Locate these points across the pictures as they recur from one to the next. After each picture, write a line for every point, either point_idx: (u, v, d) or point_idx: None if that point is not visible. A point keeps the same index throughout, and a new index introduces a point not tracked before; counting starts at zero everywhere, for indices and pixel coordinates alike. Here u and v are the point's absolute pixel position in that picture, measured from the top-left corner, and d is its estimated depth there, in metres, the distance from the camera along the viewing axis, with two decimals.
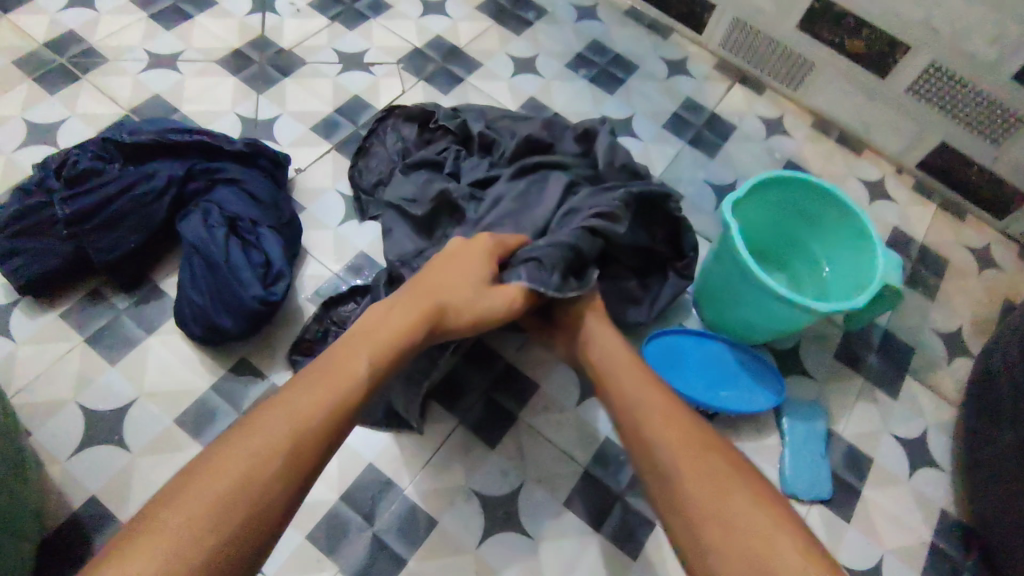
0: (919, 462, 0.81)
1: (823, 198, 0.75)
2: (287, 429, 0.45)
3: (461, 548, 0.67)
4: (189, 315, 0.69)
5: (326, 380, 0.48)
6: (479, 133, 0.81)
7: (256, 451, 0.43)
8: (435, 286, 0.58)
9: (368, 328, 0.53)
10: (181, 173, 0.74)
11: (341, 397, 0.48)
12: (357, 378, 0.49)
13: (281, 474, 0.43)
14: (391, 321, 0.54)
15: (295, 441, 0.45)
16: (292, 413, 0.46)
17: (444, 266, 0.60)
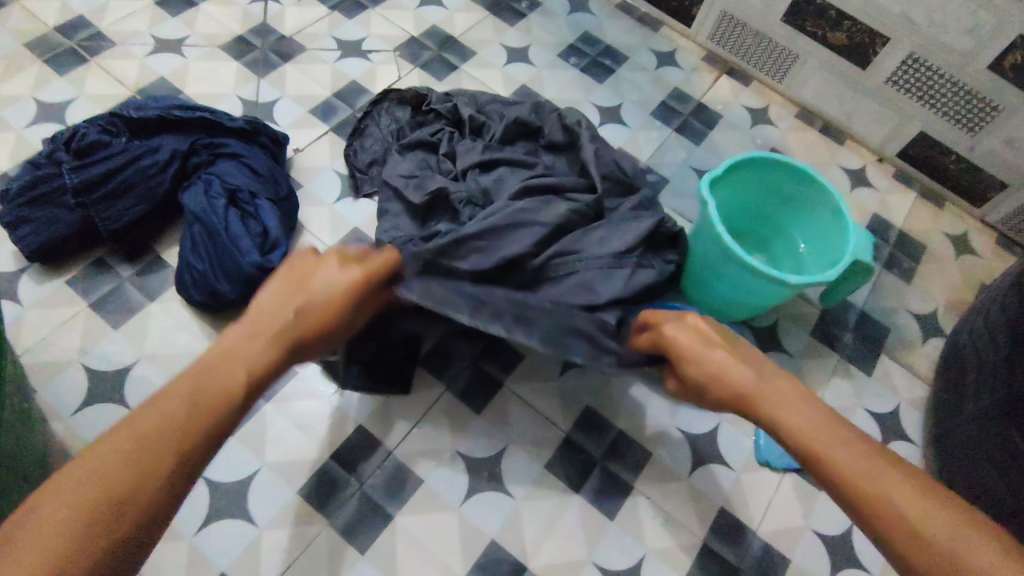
0: (891, 436, 0.84)
1: (799, 178, 0.78)
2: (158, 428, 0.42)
3: (445, 506, 0.70)
4: (190, 282, 0.72)
5: (202, 385, 0.45)
6: (471, 116, 0.86)
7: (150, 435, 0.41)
8: (304, 296, 0.52)
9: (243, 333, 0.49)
10: (185, 148, 0.77)
11: (219, 401, 0.45)
12: (230, 391, 0.45)
13: (156, 477, 0.40)
14: (264, 335, 0.49)
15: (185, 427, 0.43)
16: (159, 422, 0.42)
17: (304, 279, 0.53)
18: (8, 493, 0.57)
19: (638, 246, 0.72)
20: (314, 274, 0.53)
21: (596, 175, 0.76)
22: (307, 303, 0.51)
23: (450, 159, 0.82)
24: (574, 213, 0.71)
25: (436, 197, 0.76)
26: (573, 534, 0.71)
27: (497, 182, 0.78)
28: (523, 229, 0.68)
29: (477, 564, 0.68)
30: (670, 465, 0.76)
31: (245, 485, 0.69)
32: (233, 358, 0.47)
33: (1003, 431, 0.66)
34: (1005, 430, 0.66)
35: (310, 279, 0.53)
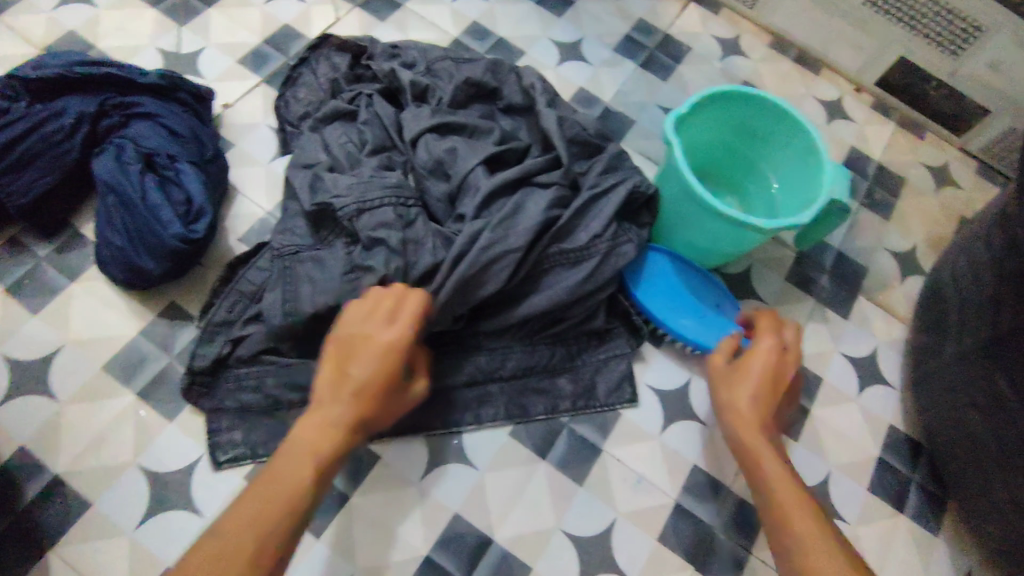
0: (867, 380, 0.81)
1: (750, 103, 0.72)
2: (249, 528, 0.46)
3: (404, 482, 0.67)
4: (109, 258, 0.65)
5: (281, 477, 0.49)
6: (414, 78, 0.79)
7: (235, 534, 0.45)
8: (342, 383, 0.53)
9: (331, 426, 0.52)
10: (93, 109, 0.69)
11: (266, 528, 0.46)
12: (304, 483, 0.49)
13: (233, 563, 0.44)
14: (317, 423, 0.52)
15: (264, 522, 0.46)
16: (260, 518, 0.46)
17: (342, 362, 0.55)
18: None
19: (609, 227, 0.68)
20: (361, 343, 0.55)
21: (561, 145, 0.71)
22: (347, 384, 0.53)
23: (392, 128, 0.75)
24: (551, 208, 0.67)
25: (324, 207, 0.66)
26: (541, 503, 0.68)
27: (451, 153, 0.71)
28: (498, 262, 0.64)
29: (440, 539, 0.65)
30: (640, 424, 0.73)
31: (187, 473, 0.65)
32: (298, 453, 0.50)
33: (997, 382, 0.62)
34: (1008, 382, 0.60)
35: (360, 349, 0.55)
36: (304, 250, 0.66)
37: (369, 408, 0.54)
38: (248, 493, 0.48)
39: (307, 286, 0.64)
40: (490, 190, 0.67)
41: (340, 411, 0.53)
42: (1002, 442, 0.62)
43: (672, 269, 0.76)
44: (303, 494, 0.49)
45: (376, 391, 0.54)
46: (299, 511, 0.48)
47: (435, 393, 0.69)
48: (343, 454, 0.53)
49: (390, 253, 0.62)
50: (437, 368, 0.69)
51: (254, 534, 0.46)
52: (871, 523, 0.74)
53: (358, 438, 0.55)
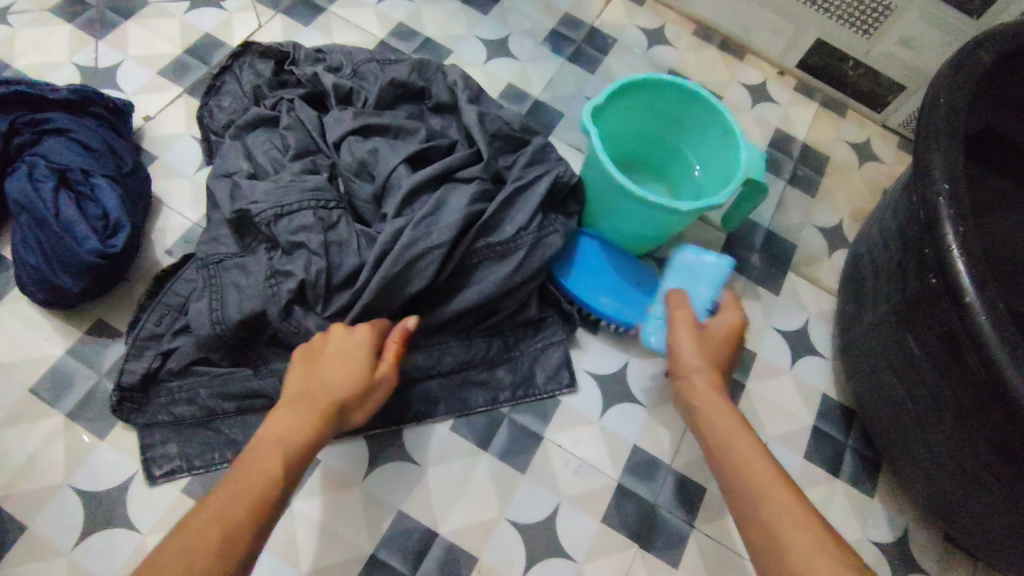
0: (800, 352, 0.84)
1: (665, 90, 0.74)
2: (214, 516, 0.46)
3: (346, 484, 0.67)
4: (26, 279, 0.64)
5: (248, 473, 0.49)
6: (336, 82, 0.79)
7: (210, 526, 0.46)
8: (321, 376, 0.56)
9: (285, 418, 0.54)
10: (3, 129, 0.67)
11: (238, 514, 0.47)
12: (274, 471, 0.50)
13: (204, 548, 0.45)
14: (299, 412, 0.54)
15: (236, 517, 0.47)
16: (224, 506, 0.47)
17: (319, 359, 0.58)
18: None
19: (534, 219, 0.70)
20: (334, 343, 0.59)
21: (482, 141, 0.73)
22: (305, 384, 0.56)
23: (315, 131, 0.75)
24: (473, 203, 0.68)
25: (242, 214, 0.66)
26: (484, 494, 0.68)
27: (373, 154, 0.72)
28: (422, 259, 0.65)
29: (385, 538, 0.65)
30: (580, 410, 0.74)
31: (122, 490, 0.64)
32: (266, 444, 0.52)
33: (908, 345, 0.65)
34: (916, 341, 0.63)
35: (333, 348, 0.58)
36: (228, 258, 0.67)
37: (337, 396, 0.55)
38: (225, 487, 0.49)
39: (233, 293, 0.64)
40: (411, 188, 0.68)
41: (297, 402, 0.55)
42: (920, 402, 0.65)
43: (593, 247, 0.78)
44: (273, 484, 0.50)
45: (321, 381, 0.56)
46: (268, 497, 0.49)
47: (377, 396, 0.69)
48: (314, 443, 0.54)
49: (311, 256, 0.64)
50: None
51: (223, 520, 0.46)
52: (808, 490, 0.77)
53: (333, 430, 0.56)
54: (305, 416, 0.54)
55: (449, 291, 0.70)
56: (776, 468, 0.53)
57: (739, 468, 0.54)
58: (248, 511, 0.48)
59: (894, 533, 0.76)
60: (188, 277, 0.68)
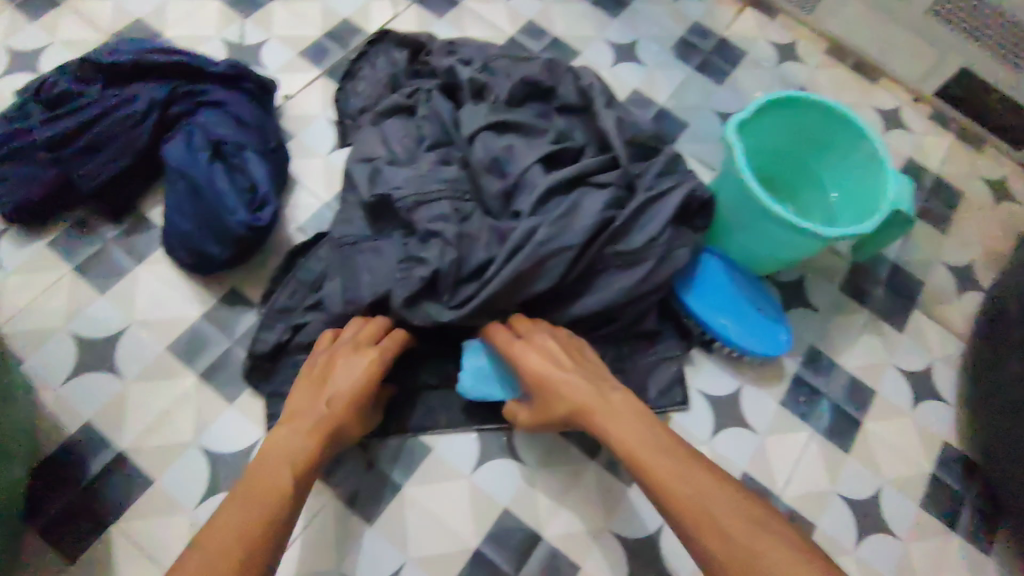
0: (922, 395, 0.80)
1: (810, 110, 0.71)
2: (232, 528, 0.48)
3: (455, 475, 0.68)
4: (176, 243, 0.67)
5: (258, 489, 0.51)
6: (472, 76, 0.80)
7: (231, 537, 0.48)
8: (328, 393, 0.59)
9: (287, 435, 0.56)
10: (163, 96, 0.70)
11: (257, 522, 0.49)
12: (283, 486, 0.52)
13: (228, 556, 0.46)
14: (300, 431, 0.56)
15: (253, 527, 0.49)
16: (239, 517, 0.49)
17: (324, 378, 0.61)
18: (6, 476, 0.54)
19: (665, 230, 0.68)
20: (333, 369, 0.61)
21: (619, 146, 0.72)
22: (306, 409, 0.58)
23: (449, 124, 0.75)
24: (607, 209, 0.67)
25: (382, 198, 0.67)
26: (589, 503, 0.68)
27: (508, 151, 0.72)
28: (552, 259, 0.65)
29: (490, 534, 0.65)
30: (689, 429, 0.74)
31: (245, 455, 0.66)
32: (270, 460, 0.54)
33: None
34: None
35: (333, 373, 0.61)
36: (363, 240, 0.67)
37: (343, 413, 0.59)
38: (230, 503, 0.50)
39: (366, 275, 0.65)
40: (547, 188, 0.68)
41: (300, 420, 0.57)
42: None
43: (718, 268, 0.75)
44: (281, 497, 0.51)
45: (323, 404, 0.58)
46: (280, 508, 0.51)
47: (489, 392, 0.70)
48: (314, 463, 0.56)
49: (444, 247, 0.64)
50: None
51: (238, 532, 0.48)
52: (922, 541, 0.73)
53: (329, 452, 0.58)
54: (303, 434, 0.56)
55: (572, 294, 0.69)
56: (702, 476, 0.52)
57: (701, 521, 0.50)
58: (262, 519, 0.49)
59: None
60: (321, 254, 0.70)
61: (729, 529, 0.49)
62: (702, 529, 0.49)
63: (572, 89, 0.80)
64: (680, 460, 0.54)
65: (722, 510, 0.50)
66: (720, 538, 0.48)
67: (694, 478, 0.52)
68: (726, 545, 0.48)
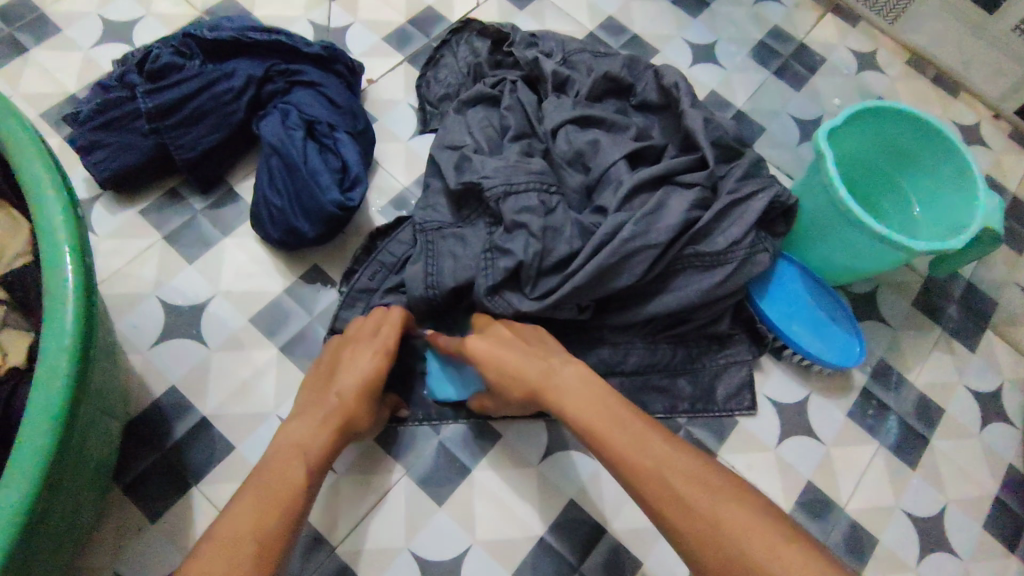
0: (991, 416, 0.79)
1: (901, 122, 0.70)
2: (244, 525, 0.49)
3: (523, 463, 0.69)
4: (267, 218, 0.69)
5: (267, 486, 0.52)
6: (556, 69, 0.80)
7: (241, 532, 0.48)
8: (337, 387, 0.60)
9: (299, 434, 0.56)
10: (260, 74, 0.72)
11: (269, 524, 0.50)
12: (296, 483, 0.53)
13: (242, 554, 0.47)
14: (311, 425, 0.57)
15: (261, 527, 0.49)
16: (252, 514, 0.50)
17: (334, 371, 0.61)
18: (105, 433, 0.56)
19: (748, 234, 0.68)
20: (345, 359, 0.62)
21: (707, 147, 0.72)
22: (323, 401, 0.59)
23: (532, 115, 0.77)
24: (692, 209, 0.67)
25: (470, 186, 0.68)
26: None
27: (593, 145, 0.73)
28: (636, 256, 0.65)
29: (555, 523, 0.66)
30: (757, 434, 0.74)
31: None
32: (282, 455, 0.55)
33: None
34: None
35: (344, 364, 0.61)
36: (446, 226, 0.69)
37: (353, 406, 0.59)
38: (245, 500, 0.51)
39: (449, 260, 0.67)
40: (633, 185, 0.69)
41: (311, 415, 0.58)
42: None
43: (793, 275, 0.76)
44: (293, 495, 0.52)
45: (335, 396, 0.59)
46: (290, 504, 0.52)
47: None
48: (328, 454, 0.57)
49: (530, 238, 0.64)
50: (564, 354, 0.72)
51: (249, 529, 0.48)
52: (987, 563, 0.72)
53: (344, 441, 0.59)
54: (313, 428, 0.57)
55: (648, 293, 0.70)
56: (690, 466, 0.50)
57: (660, 491, 0.49)
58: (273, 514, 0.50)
59: None
60: (403, 238, 0.71)
61: (693, 503, 0.48)
62: (656, 497, 0.50)
63: (654, 87, 0.80)
64: (636, 429, 0.53)
65: (676, 475, 0.50)
66: (677, 507, 0.48)
67: (649, 445, 0.52)
68: (683, 513, 0.48)
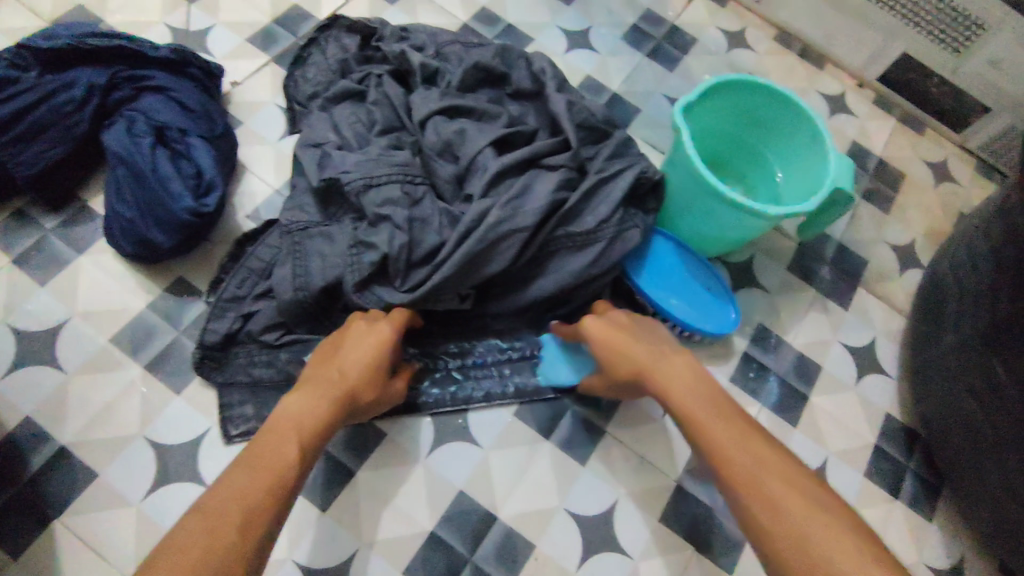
0: (866, 369, 0.82)
1: (754, 93, 0.73)
2: (238, 486, 0.44)
3: (410, 459, 0.68)
4: (118, 231, 0.66)
5: (264, 453, 0.48)
6: (424, 61, 0.79)
7: (239, 494, 0.44)
8: (337, 364, 0.58)
9: (298, 407, 0.53)
10: (103, 82, 0.69)
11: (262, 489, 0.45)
12: (292, 454, 0.49)
13: (234, 519, 0.42)
14: (315, 397, 0.54)
15: (259, 495, 0.45)
16: (246, 480, 0.45)
17: (335, 352, 0.60)
18: None
19: (615, 212, 0.69)
20: (348, 340, 0.60)
21: (570, 128, 0.72)
22: (328, 376, 0.57)
23: (401, 109, 0.75)
24: (558, 190, 0.68)
25: (332, 182, 0.66)
26: (543, 483, 0.69)
27: (459, 135, 0.71)
28: (505, 241, 0.65)
29: (445, 516, 0.66)
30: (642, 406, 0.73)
31: (195, 446, 0.65)
32: (285, 422, 0.51)
33: (993, 367, 0.63)
34: (1002, 365, 0.62)
35: (348, 343, 0.60)
36: (313, 226, 0.67)
37: (354, 384, 0.57)
38: (238, 466, 0.47)
39: (317, 261, 0.65)
40: (498, 170, 0.68)
41: (312, 387, 0.56)
42: (997, 428, 0.64)
43: (669, 250, 0.78)
44: (288, 466, 0.48)
45: (338, 371, 0.57)
46: (287, 476, 0.48)
47: (445, 372, 0.72)
48: (326, 429, 0.54)
49: (395, 230, 0.63)
50: (449, 345, 0.72)
51: (244, 497, 0.44)
52: (867, 508, 0.76)
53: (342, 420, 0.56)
54: (318, 403, 0.54)
55: (525, 277, 0.69)
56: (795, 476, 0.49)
57: (753, 487, 0.48)
58: (278, 482, 0.46)
59: (950, 560, 0.75)
60: (270, 241, 0.69)
61: (787, 510, 0.46)
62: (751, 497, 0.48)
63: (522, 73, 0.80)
64: (742, 429, 0.52)
65: (776, 479, 0.48)
66: (769, 506, 0.46)
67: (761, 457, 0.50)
68: (772, 512, 0.46)
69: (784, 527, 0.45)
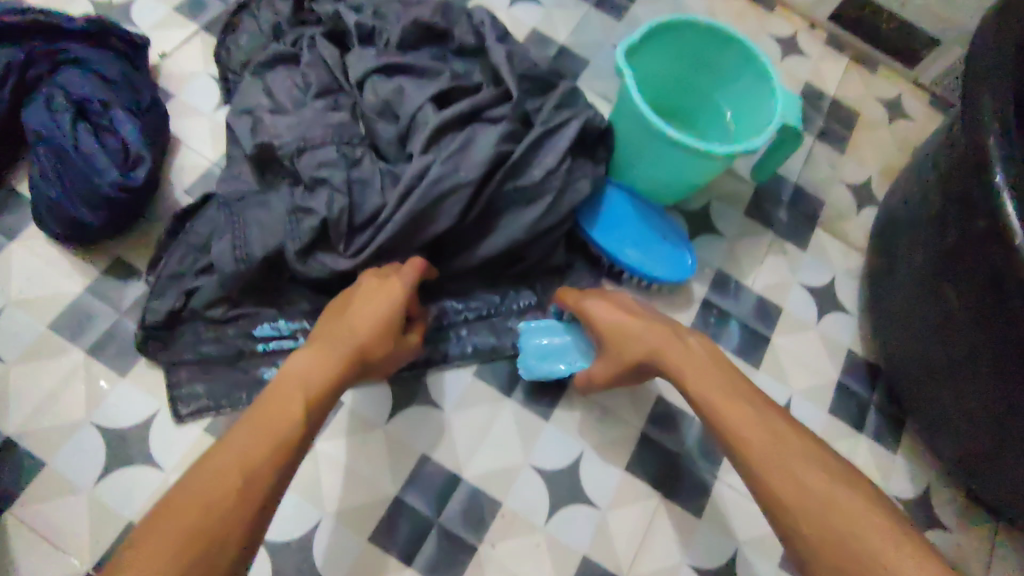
0: (827, 307, 0.82)
1: (699, 35, 0.71)
2: (232, 457, 0.43)
3: (370, 426, 0.67)
4: (45, 212, 0.63)
5: (264, 418, 0.46)
6: (359, 20, 0.75)
7: (235, 466, 0.42)
8: (348, 321, 0.55)
9: (306, 368, 0.50)
10: (20, 57, 0.65)
11: (259, 462, 0.43)
12: (293, 419, 0.46)
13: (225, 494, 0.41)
14: (322, 357, 0.51)
15: (250, 468, 0.43)
16: (242, 451, 0.43)
17: (347, 308, 0.56)
18: None
19: (562, 164, 0.66)
20: (361, 294, 0.57)
21: (510, 79, 0.70)
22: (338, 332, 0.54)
23: (337, 69, 0.72)
24: (502, 143, 0.65)
25: (265, 148, 0.66)
26: (507, 442, 0.68)
27: (398, 92, 0.69)
28: (449, 198, 0.63)
29: (408, 481, 0.65)
30: None
31: (146, 428, 0.64)
32: (290, 384, 0.49)
33: (946, 298, 0.63)
34: (956, 296, 0.62)
35: (360, 298, 0.56)
36: (250, 194, 0.64)
37: (365, 341, 0.54)
38: (239, 430, 0.45)
39: (256, 230, 0.62)
40: (438, 126, 0.66)
41: (322, 344, 0.53)
42: (950, 356, 0.65)
43: (624, 200, 0.76)
44: (290, 434, 0.46)
45: (349, 328, 0.54)
46: (290, 445, 0.45)
47: None
48: (333, 390, 0.51)
49: (334, 194, 0.62)
50: None
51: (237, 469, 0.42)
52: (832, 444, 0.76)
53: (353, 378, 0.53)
54: (328, 365, 0.51)
55: (476, 234, 0.68)
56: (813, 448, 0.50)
57: (770, 467, 0.49)
58: (282, 452, 0.45)
59: (915, 489, 0.76)
60: (208, 213, 0.67)
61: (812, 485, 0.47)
62: (776, 475, 0.48)
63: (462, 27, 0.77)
64: (756, 404, 0.53)
65: (796, 456, 0.49)
66: (791, 482, 0.47)
67: (779, 433, 0.50)
68: (796, 489, 0.47)
69: (811, 505, 0.46)
